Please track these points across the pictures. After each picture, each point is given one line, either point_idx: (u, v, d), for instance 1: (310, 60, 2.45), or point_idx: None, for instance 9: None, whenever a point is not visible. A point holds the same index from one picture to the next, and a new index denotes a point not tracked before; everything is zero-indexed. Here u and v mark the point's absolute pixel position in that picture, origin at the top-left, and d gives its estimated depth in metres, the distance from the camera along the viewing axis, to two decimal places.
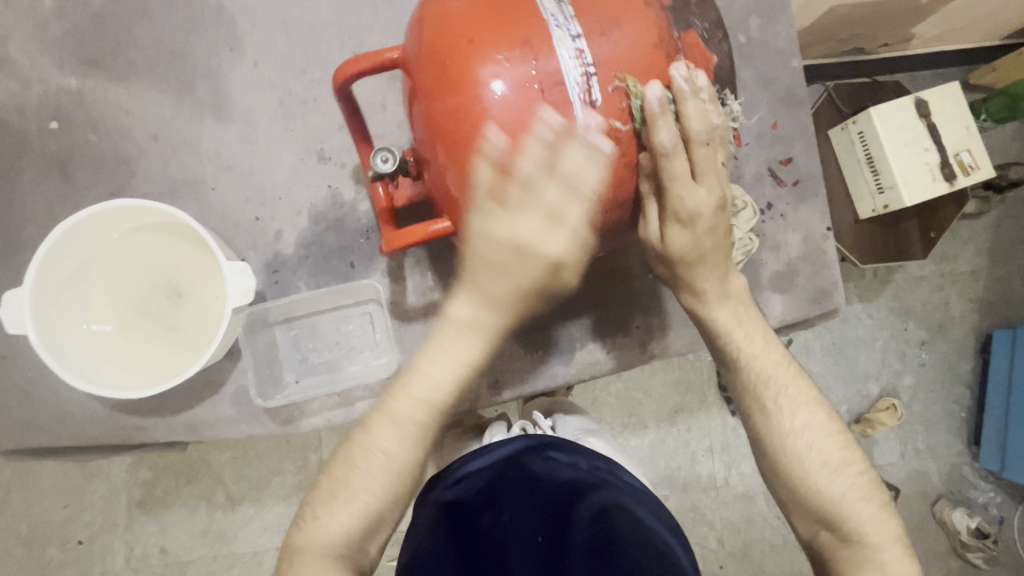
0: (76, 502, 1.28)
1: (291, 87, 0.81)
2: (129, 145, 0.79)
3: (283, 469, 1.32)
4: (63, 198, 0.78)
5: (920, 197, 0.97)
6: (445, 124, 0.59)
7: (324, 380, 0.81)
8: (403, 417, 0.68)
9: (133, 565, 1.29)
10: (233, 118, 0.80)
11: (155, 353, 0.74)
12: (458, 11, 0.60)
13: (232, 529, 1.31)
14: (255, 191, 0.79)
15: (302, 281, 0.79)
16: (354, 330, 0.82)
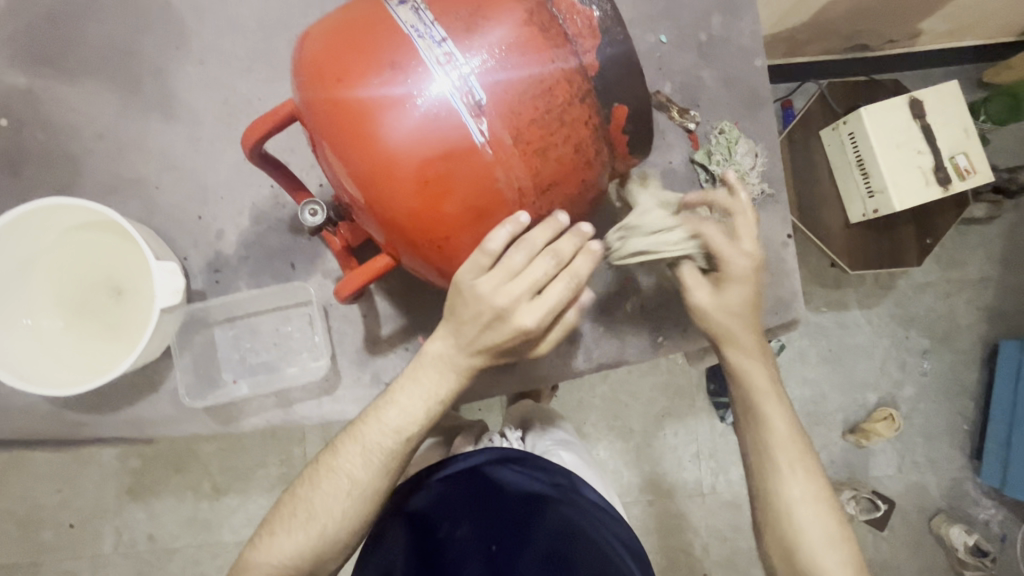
0: (67, 489, 1.32)
1: (237, 86, 0.81)
2: (76, 144, 0.80)
3: (268, 462, 1.34)
4: (13, 195, 0.79)
5: (911, 203, 0.93)
6: (344, 161, 0.59)
7: (262, 380, 0.81)
8: (368, 446, 0.68)
9: (122, 551, 1.32)
10: (180, 118, 0.80)
11: (94, 352, 0.75)
12: (324, 48, 0.59)
13: (218, 519, 1.33)
14: (198, 190, 0.80)
15: (241, 281, 0.80)
16: (293, 331, 0.81)
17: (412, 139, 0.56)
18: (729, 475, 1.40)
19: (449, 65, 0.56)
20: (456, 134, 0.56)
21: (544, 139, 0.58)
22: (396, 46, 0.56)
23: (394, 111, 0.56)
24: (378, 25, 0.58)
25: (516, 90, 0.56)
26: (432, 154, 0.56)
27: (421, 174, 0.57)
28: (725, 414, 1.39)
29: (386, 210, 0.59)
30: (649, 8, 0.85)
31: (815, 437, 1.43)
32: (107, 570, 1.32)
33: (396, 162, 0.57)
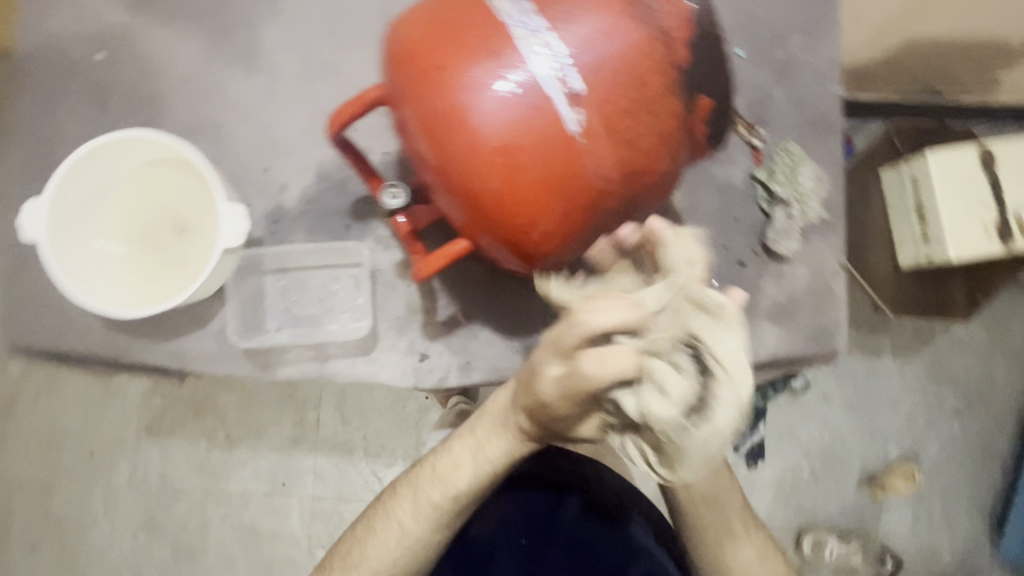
0: (92, 416, 1.37)
1: (317, 48, 0.84)
2: (162, 84, 0.83)
3: (282, 421, 1.38)
4: (97, 124, 0.83)
5: (967, 256, 0.90)
6: (437, 145, 0.60)
7: (304, 332, 0.83)
8: (421, 498, 0.72)
9: (133, 484, 1.37)
10: (260, 71, 0.83)
11: (156, 283, 0.78)
12: (420, 34, 0.60)
13: (226, 468, 1.37)
14: (267, 142, 0.83)
15: (297, 235, 0.82)
16: (339, 290, 0.83)
17: (508, 125, 0.58)
18: None
19: (548, 53, 0.58)
20: (551, 121, 0.58)
21: (635, 130, 0.59)
22: (494, 34, 0.58)
23: (492, 96, 0.57)
24: (475, 13, 0.59)
25: (611, 80, 0.58)
26: (526, 140, 0.58)
27: (515, 159, 0.58)
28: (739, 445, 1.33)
29: (476, 194, 0.60)
30: (730, 20, 0.85)
31: (828, 482, 1.39)
32: (116, 499, 1.36)
33: (491, 147, 0.58)
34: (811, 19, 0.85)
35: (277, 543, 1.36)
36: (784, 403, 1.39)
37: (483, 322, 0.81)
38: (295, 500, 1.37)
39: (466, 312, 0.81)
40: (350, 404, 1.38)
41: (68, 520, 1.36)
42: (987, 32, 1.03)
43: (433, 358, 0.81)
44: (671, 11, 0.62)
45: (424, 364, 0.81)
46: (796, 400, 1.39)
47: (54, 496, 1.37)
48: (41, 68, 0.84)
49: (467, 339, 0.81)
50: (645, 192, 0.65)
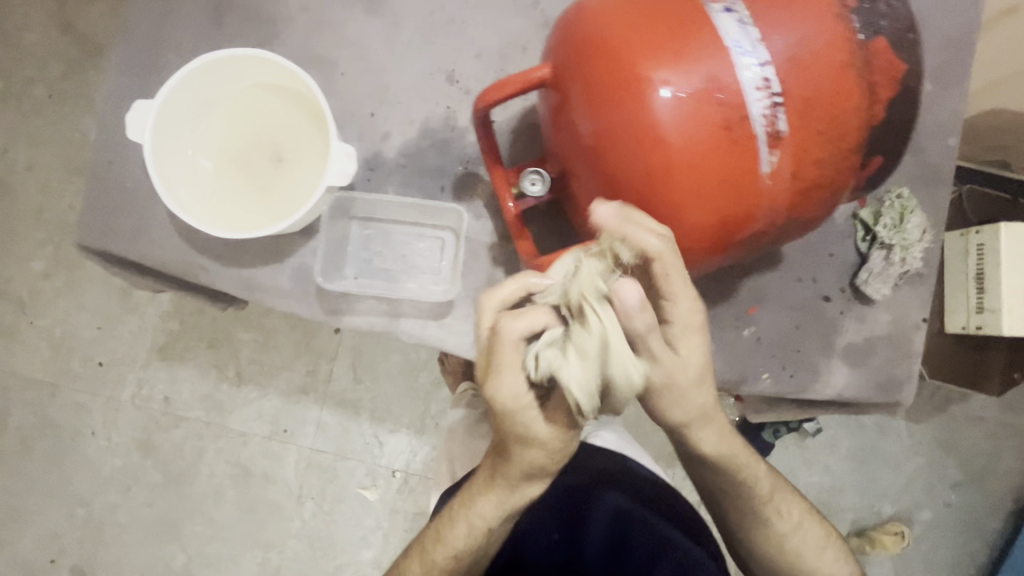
0: (107, 327, 1.37)
1: (445, 2, 0.81)
2: (281, 8, 0.81)
3: (294, 367, 1.37)
4: (208, 37, 0.81)
5: (1020, 332, 0.90)
6: (616, 147, 0.59)
7: (380, 285, 0.81)
8: (448, 530, 0.75)
9: (136, 402, 1.36)
10: (383, 14, 0.81)
11: (245, 209, 0.77)
12: (620, 30, 0.58)
13: (230, 404, 1.36)
14: (378, 88, 0.81)
15: (390, 186, 0.81)
16: (423, 248, 0.84)
17: (699, 142, 0.56)
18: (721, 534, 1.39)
19: (760, 84, 0.56)
20: (742, 144, 0.57)
21: (814, 177, 0.59)
22: (703, 44, 0.56)
23: (690, 109, 0.56)
24: (685, 19, 0.57)
25: (812, 124, 0.57)
26: (712, 159, 0.57)
27: (696, 177, 0.57)
28: None
29: (644, 202, 0.60)
30: None
31: None
32: (117, 414, 1.36)
33: (674, 160, 0.57)
34: (943, 70, 0.84)
35: (267, 486, 1.36)
36: (792, 443, 1.39)
37: None
38: (293, 448, 1.36)
39: None
40: (365, 363, 1.37)
41: (64, 425, 1.36)
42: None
43: None
44: (891, 61, 0.59)
45: None
46: (803, 442, 1.40)
47: (55, 400, 1.36)
48: None
49: None
50: (792, 231, 0.66)
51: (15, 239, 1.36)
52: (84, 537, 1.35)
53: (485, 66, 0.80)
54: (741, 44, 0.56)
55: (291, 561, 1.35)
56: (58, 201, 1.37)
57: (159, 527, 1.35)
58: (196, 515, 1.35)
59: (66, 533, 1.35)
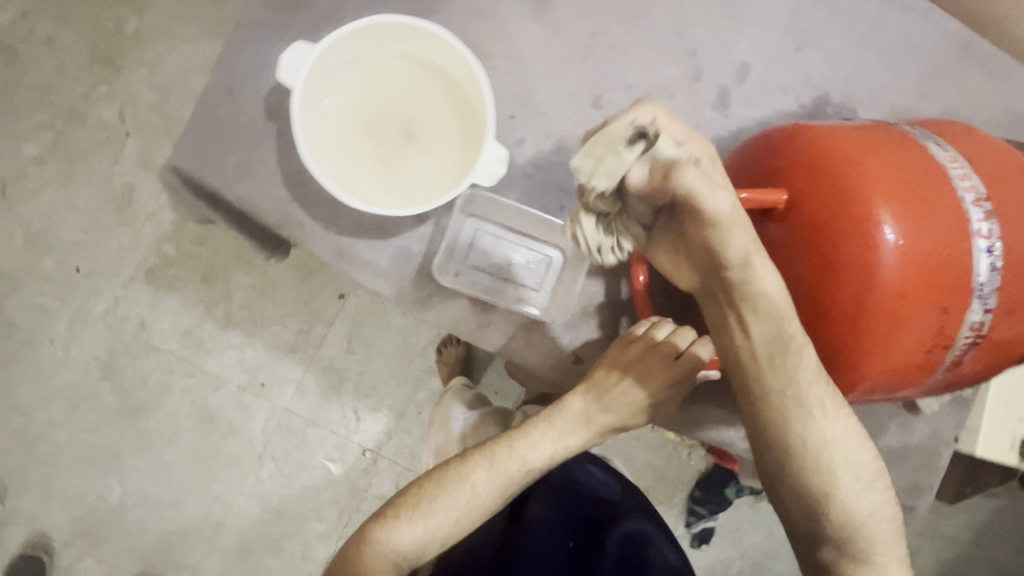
0: (95, 234, 1.26)
1: (608, 27, 0.78)
2: None
3: (286, 324, 1.31)
4: None
5: (990, 456, 0.99)
6: (824, 281, 0.58)
7: (480, 289, 0.75)
8: (502, 467, 0.67)
9: (108, 320, 1.27)
10: (545, 22, 0.77)
11: (356, 172, 0.66)
12: (873, 178, 0.57)
13: (210, 344, 1.29)
14: (524, 93, 0.77)
15: (512, 192, 0.77)
16: (532, 263, 0.77)
17: (917, 310, 0.56)
18: None
19: (974, 327, 0.58)
20: (944, 325, 0.57)
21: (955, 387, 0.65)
22: (942, 213, 0.56)
23: (914, 278, 0.55)
24: (937, 201, 0.56)
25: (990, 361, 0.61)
26: (915, 326, 0.57)
27: (900, 332, 0.57)
28: (693, 522, 1.42)
29: (827, 339, 0.60)
30: None
31: None
32: (82, 328, 1.26)
33: (882, 318, 0.56)
34: None
35: (229, 438, 1.30)
36: (747, 506, 1.44)
37: None
38: (265, 404, 1.31)
39: None
40: (362, 336, 1.33)
41: (20, 327, 1.25)
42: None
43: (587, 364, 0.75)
44: None
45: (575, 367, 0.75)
46: (756, 504, 1.44)
47: (17, 297, 1.25)
48: None
49: None
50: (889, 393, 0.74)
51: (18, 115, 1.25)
52: (14, 448, 1.25)
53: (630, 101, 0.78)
54: (980, 245, 0.56)
55: (237, 519, 1.30)
56: (73, 87, 1.26)
57: (101, 456, 1.26)
58: (143, 451, 1.27)
59: None
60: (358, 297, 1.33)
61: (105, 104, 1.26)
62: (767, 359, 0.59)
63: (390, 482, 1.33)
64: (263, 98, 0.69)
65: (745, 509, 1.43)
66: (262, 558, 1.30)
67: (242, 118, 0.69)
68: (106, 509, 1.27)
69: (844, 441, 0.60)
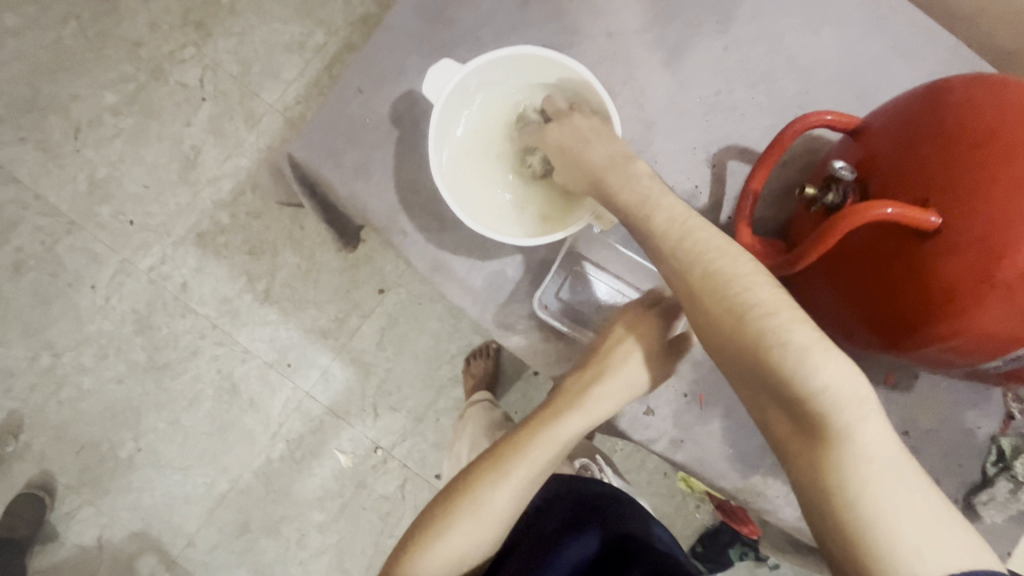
0: (155, 190, 1.28)
1: (734, 89, 0.72)
2: (580, 25, 0.72)
3: (324, 308, 1.32)
4: (499, 18, 0.71)
5: None
6: (962, 240, 0.49)
7: (572, 324, 0.73)
8: (593, 408, 0.62)
9: (153, 276, 1.28)
10: (676, 74, 0.72)
11: (491, 178, 0.70)
12: None
13: (247, 316, 1.30)
14: (643, 139, 0.72)
15: (616, 235, 0.74)
16: (620, 306, 0.76)
17: None
18: None
19: None
20: None
21: None
22: None
23: None
24: None
25: None
26: None
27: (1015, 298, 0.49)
28: None
29: (932, 292, 0.52)
30: None
31: None
32: (125, 279, 1.27)
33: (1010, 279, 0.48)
34: None
35: (249, 413, 1.30)
36: (748, 570, 1.42)
37: (723, 422, 0.74)
38: (289, 385, 1.31)
39: (711, 396, 0.74)
40: (394, 334, 1.33)
41: (68, 267, 1.27)
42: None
43: (656, 417, 0.74)
44: None
45: (645, 418, 0.74)
46: (756, 569, 1.41)
47: (70, 238, 1.27)
48: None
49: (694, 421, 0.74)
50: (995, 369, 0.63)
51: (106, 63, 1.28)
52: (37, 386, 1.26)
53: (743, 164, 0.72)
54: None
55: (240, 494, 1.29)
56: (162, 45, 1.29)
57: (121, 408, 1.27)
58: (162, 410, 1.28)
59: (22, 374, 1.26)
60: (398, 295, 1.33)
61: (189, 66, 1.29)
62: (735, 310, 0.46)
63: (397, 483, 1.31)
64: (391, 103, 0.69)
65: (745, 572, 1.41)
66: (257, 538, 1.29)
67: (361, 128, 0.69)
68: (116, 461, 1.27)
69: (939, 541, 0.40)
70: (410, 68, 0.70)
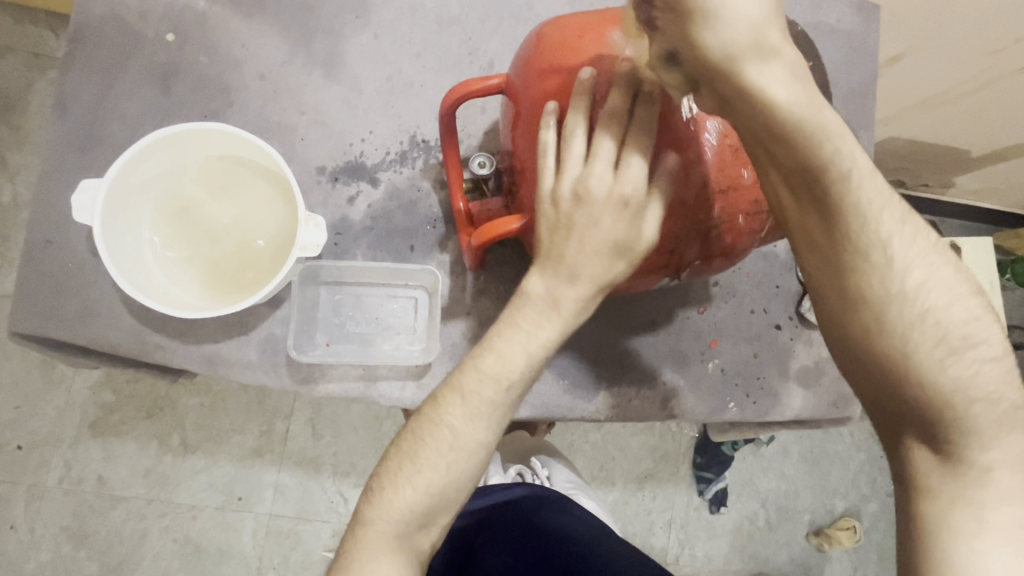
0: (27, 407, 1.17)
1: (404, 68, 0.60)
2: (228, 82, 0.58)
3: (246, 430, 1.21)
4: (147, 116, 0.58)
5: None
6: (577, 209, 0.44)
7: (355, 359, 0.56)
8: (437, 439, 0.47)
9: (65, 486, 1.18)
10: (340, 80, 0.59)
11: (167, 263, 0.52)
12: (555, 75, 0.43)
13: (176, 476, 1.20)
14: (344, 159, 0.58)
15: (359, 247, 0.57)
16: (402, 316, 0.58)
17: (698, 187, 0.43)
18: (694, 551, 1.19)
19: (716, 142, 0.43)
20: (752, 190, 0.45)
21: None
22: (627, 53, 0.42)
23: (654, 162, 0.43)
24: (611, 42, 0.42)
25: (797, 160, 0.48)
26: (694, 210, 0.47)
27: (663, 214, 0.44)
28: (705, 489, 1.18)
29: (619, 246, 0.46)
30: None
31: (779, 531, 1.21)
32: (42, 502, 1.17)
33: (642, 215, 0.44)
34: None
35: (224, 562, 1.19)
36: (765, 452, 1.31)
37: (589, 389, 0.62)
38: (250, 516, 1.20)
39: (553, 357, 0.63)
40: (324, 418, 1.23)
41: None
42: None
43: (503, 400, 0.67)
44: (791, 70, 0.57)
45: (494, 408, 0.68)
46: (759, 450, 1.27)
47: None
48: (82, 23, 0.58)
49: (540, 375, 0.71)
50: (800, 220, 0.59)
51: None
52: None
53: None
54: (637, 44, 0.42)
55: None
56: None
57: None
58: None
59: None
60: None
61: None
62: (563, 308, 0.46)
63: None
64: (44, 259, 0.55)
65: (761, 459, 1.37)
66: None
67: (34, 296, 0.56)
68: None
69: None
70: (53, 214, 0.56)
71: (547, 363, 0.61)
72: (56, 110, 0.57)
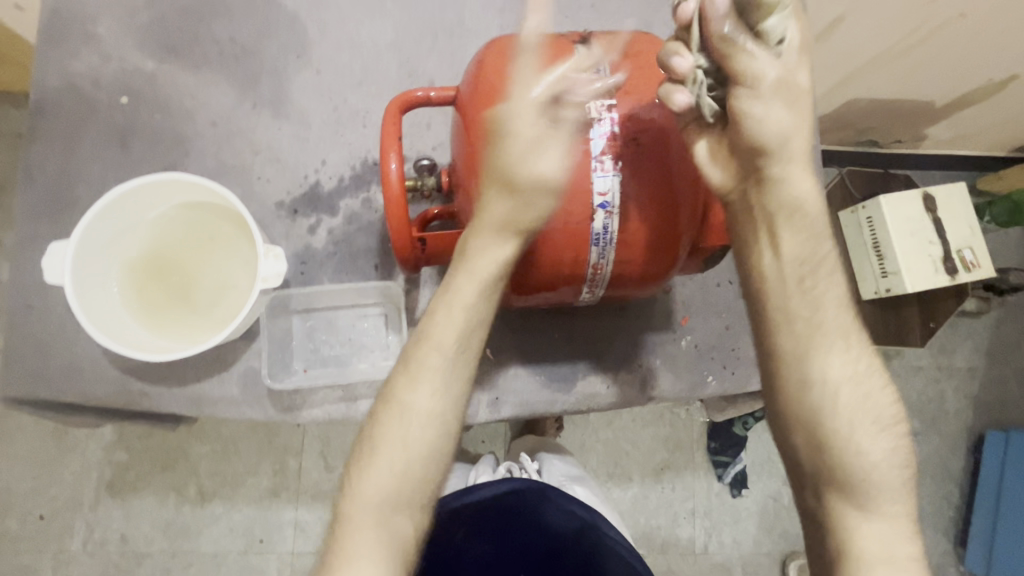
0: (44, 476, 1.17)
1: (348, 97, 0.62)
2: (184, 134, 0.61)
3: (260, 471, 1.19)
4: (114, 175, 0.60)
5: (921, 288, 0.93)
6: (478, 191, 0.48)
7: (334, 379, 0.58)
8: (406, 407, 0.50)
9: (91, 549, 1.16)
10: (288, 116, 0.62)
11: (144, 309, 0.54)
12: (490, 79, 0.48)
13: (196, 526, 1.18)
14: (301, 189, 0.60)
15: (325, 273, 0.59)
16: (371, 332, 0.60)
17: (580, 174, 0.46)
18: (722, 537, 1.17)
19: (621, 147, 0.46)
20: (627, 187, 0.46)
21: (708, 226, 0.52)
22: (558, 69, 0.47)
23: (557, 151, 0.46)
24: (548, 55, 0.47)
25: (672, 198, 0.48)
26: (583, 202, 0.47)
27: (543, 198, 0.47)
28: (723, 473, 1.17)
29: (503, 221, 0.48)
30: None
31: None
32: (70, 569, 1.16)
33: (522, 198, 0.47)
34: None
35: None
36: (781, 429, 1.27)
37: (569, 378, 0.63)
38: (273, 557, 1.17)
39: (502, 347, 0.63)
40: (336, 449, 1.21)
41: None
42: (984, 79, 0.90)
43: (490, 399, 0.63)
44: None
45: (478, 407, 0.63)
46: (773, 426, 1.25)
47: None
48: (43, 97, 0.61)
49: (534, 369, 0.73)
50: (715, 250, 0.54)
51: None
52: None
53: None
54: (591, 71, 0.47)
55: None
56: None
57: None
58: None
59: None
60: None
61: None
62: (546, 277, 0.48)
63: None
64: (31, 321, 0.58)
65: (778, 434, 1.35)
66: None
67: (21, 357, 0.57)
68: None
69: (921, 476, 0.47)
70: (35, 280, 0.58)
71: (522, 361, 0.63)
72: (27, 181, 0.60)
